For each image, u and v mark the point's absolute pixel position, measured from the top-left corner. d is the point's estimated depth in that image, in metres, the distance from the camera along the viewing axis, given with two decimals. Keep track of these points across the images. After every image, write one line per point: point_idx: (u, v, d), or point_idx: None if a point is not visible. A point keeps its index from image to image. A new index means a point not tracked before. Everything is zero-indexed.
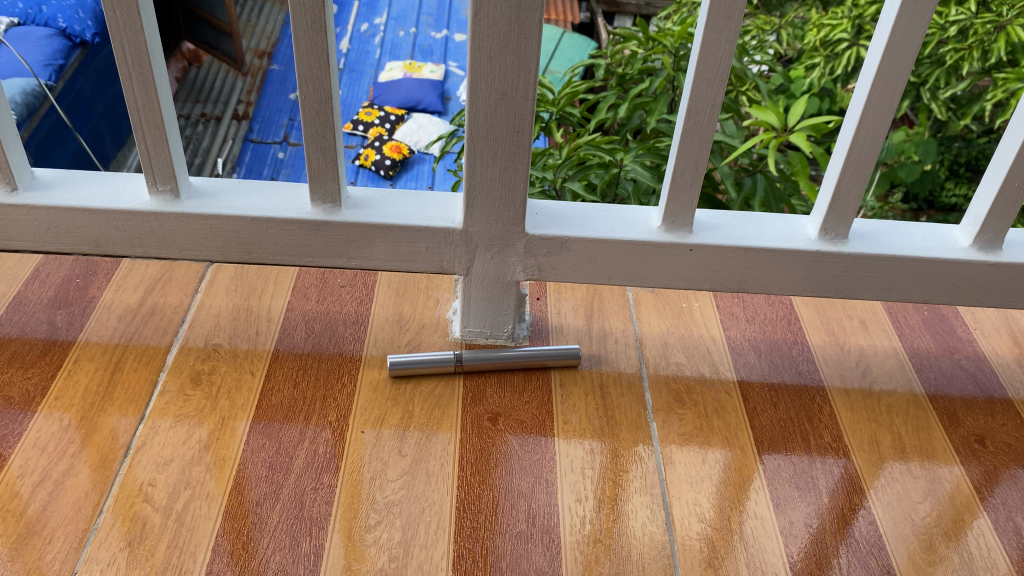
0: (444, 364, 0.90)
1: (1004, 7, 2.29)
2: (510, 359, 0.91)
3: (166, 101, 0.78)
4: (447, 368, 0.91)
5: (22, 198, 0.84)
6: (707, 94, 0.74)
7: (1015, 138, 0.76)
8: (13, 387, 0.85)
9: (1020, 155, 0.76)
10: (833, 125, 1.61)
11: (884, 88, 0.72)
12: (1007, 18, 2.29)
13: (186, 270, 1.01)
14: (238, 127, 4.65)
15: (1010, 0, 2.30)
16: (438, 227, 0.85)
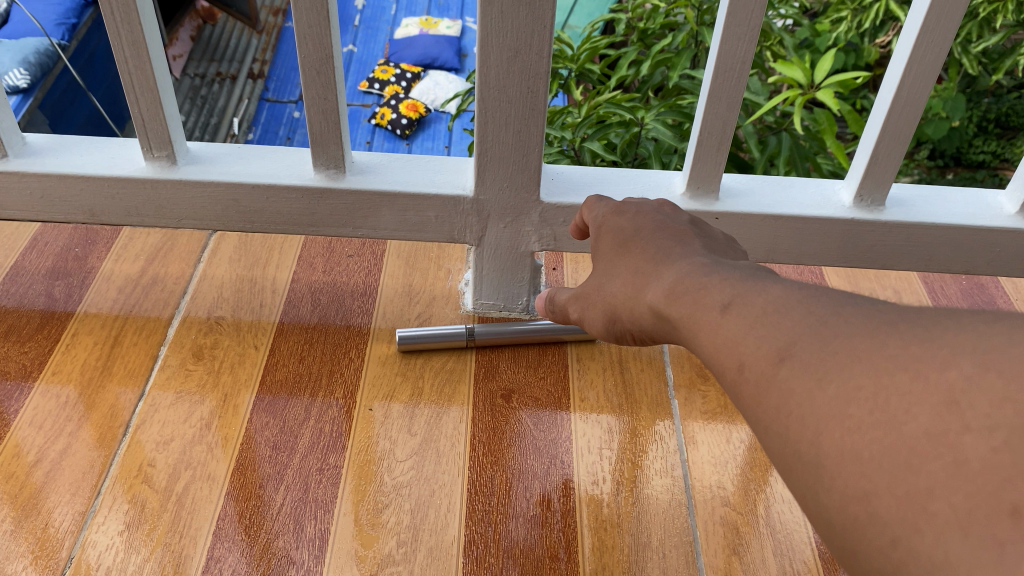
0: (455, 338, 0.86)
1: None
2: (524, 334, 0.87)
3: (159, 62, 0.74)
4: (458, 342, 0.87)
5: (12, 165, 0.80)
6: (737, 50, 0.68)
7: None
8: (9, 362, 0.82)
9: None
10: (862, 79, 1.53)
11: (930, 43, 0.66)
12: None
13: (189, 238, 0.97)
14: (253, 87, 4.60)
15: None
16: (447, 195, 0.80)
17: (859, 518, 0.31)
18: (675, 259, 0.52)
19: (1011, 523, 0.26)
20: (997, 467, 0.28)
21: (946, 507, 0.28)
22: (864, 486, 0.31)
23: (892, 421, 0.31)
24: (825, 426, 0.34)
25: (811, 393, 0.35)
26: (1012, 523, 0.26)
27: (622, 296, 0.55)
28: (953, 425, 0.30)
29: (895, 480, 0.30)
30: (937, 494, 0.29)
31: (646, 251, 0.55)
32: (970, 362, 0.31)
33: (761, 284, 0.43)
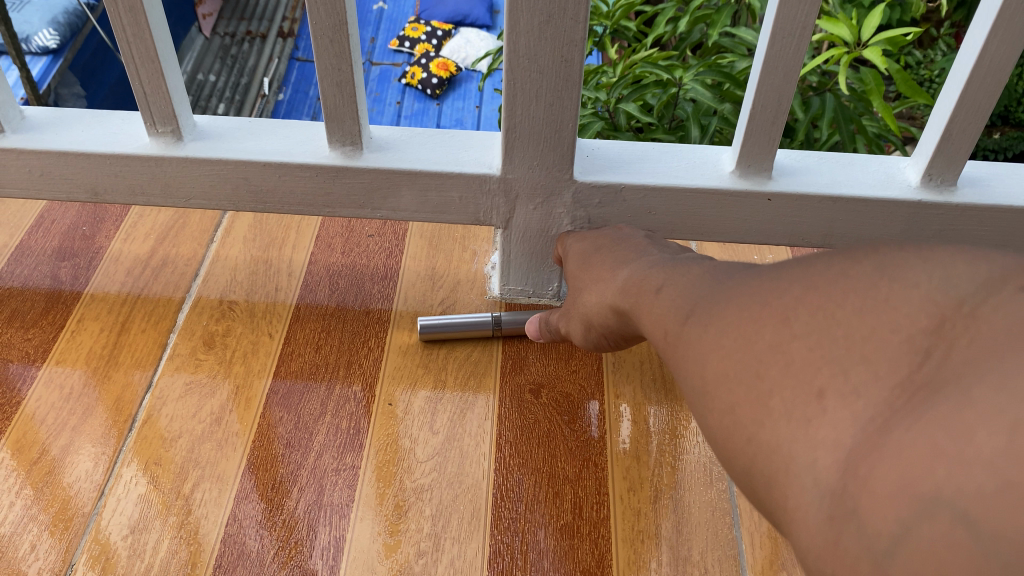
0: (481, 328, 0.80)
1: None
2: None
3: (160, 29, 0.68)
4: (484, 332, 0.81)
5: (9, 141, 0.75)
6: (798, 14, 0.60)
7: None
8: (12, 349, 0.78)
9: None
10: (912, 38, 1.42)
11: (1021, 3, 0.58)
12: None
13: (201, 216, 0.92)
14: (283, 46, 4.55)
15: None
16: (473, 174, 0.74)
17: (726, 424, 0.39)
18: (629, 264, 0.62)
19: (816, 402, 0.34)
20: (812, 360, 0.36)
21: (778, 401, 0.36)
22: (729, 399, 0.39)
23: (747, 340, 0.39)
24: (706, 355, 0.42)
25: (698, 334, 0.43)
26: (816, 402, 0.34)
27: (591, 301, 0.64)
28: (786, 334, 0.38)
29: (747, 390, 0.38)
30: (774, 392, 0.36)
31: (608, 259, 0.66)
32: (801, 286, 0.39)
33: (684, 270, 0.53)
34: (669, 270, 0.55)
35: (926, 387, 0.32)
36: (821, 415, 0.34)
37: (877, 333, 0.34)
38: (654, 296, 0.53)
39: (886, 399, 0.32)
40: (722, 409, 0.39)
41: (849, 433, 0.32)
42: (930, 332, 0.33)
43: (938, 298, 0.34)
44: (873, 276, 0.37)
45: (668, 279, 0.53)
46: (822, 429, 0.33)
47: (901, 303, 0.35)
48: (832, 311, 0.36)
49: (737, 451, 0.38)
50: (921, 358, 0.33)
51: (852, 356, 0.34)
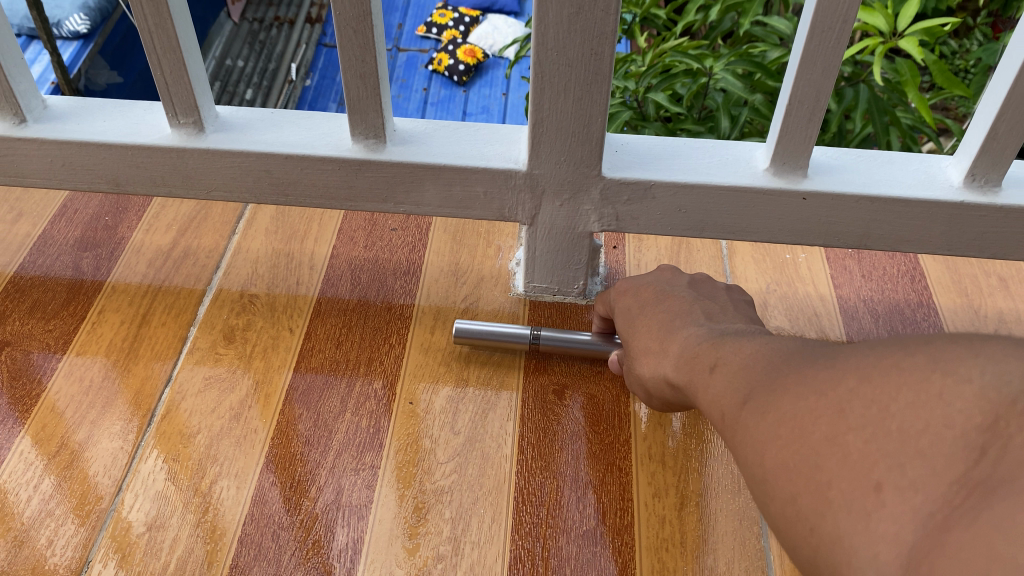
0: (518, 340, 0.77)
1: None
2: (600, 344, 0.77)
3: (181, 19, 0.67)
4: (521, 345, 0.78)
5: (32, 132, 0.75)
6: (839, 5, 0.57)
7: None
8: (32, 341, 0.78)
9: None
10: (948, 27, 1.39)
11: None
12: None
13: (224, 208, 0.91)
14: (310, 32, 4.57)
15: None
16: (498, 169, 0.72)
17: (790, 514, 0.36)
18: (684, 333, 0.59)
19: (875, 495, 0.32)
20: (869, 454, 0.33)
21: (839, 493, 0.34)
22: (789, 489, 0.36)
23: (805, 433, 0.37)
24: (766, 442, 0.39)
25: (759, 423, 0.41)
26: (875, 495, 0.32)
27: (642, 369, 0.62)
28: (842, 426, 0.35)
29: (807, 481, 0.36)
30: (834, 484, 0.34)
31: (657, 325, 0.63)
32: (856, 378, 0.36)
33: (742, 353, 0.49)
34: (736, 349, 0.51)
35: (983, 485, 0.29)
36: (879, 509, 0.31)
37: (932, 429, 0.32)
38: (710, 378, 0.50)
39: (945, 496, 0.30)
40: (784, 498, 0.37)
41: (910, 529, 0.30)
42: (984, 429, 0.30)
43: (991, 395, 0.31)
44: (926, 370, 0.34)
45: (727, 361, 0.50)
46: (883, 524, 0.31)
47: (956, 399, 0.32)
48: (886, 406, 0.34)
49: (799, 538, 0.35)
50: (977, 457, 0.30)
51: (907, 450, 0.32)
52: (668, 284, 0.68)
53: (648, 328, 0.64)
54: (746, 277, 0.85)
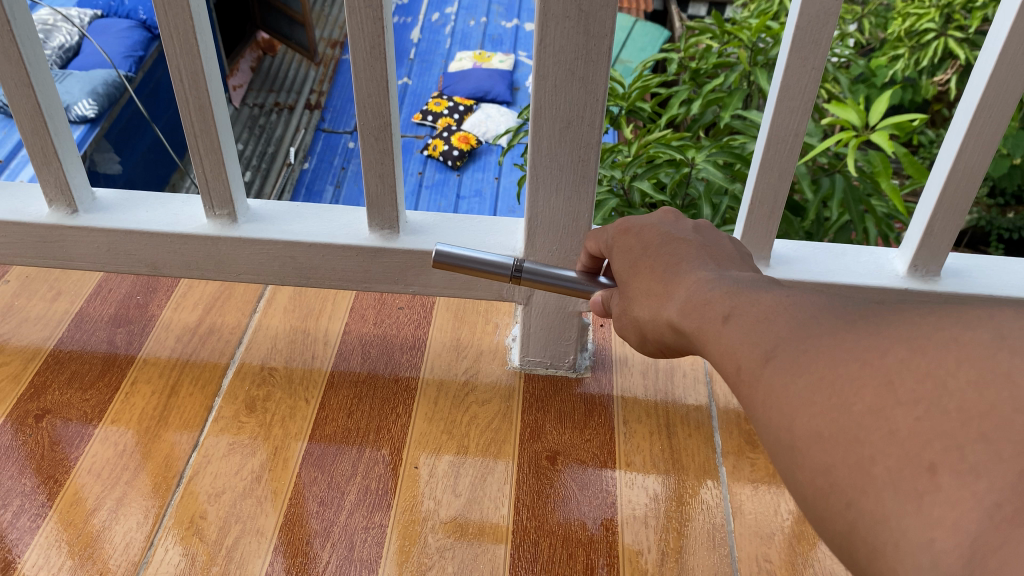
0: (499, 271, 0.66)
1: None
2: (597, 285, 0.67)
3: (224, 126, 0.77)
4: (502, 277, 0.66)
5: (82, 220, 0.84)
6: (790, 123, 0.68)
7: None
8: (71, 408, 0.85)
9: None
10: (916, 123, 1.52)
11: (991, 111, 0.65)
12: None
13: (245, 287, 1.00)
14: (311, 117, 4.78)
15: None
16: (497, 256, 0.81)
17: (820, 486, 0.34)
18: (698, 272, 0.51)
19: (929, 478, 0.30)
20: (920, 432, 0.32)
21: (883, 469, 0.32)
22: (824, 458, 0.34)
23: (843, 403, 0.35)
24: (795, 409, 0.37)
25: (785, 384, 0.38)
26: (929, 478, 0.30)
27: (642, 315, 0.53)
28: (890, 400, 0.33)
29: (844, 453, 0.34)
30: (877, 458, 0.32)
31: (659, 261, 0.54)
32: (906, 348, 0.34)
33: (755, 297, 0.45)
34: (736, 289, 0.46)
35: None
36: (934, 492, 0.30)
37: (999, 411, 0.30)
38: (722, 326, 0.45)
39: (1011, 484, 0.28)
40: (815, 469, 0.35)
41: (973, 518, 0.28)
42: None
43: None
44: (993, 347, 0.33)
45: (737, 305, 0.45)
46: (938, 508, 0.29)
47: None
48: (942, 381, 0.32)
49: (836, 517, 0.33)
50: None
51: (968, 431, 0.30)
52: (671, 225, 0.57)
53: (651, 273, 0.54)
54: None
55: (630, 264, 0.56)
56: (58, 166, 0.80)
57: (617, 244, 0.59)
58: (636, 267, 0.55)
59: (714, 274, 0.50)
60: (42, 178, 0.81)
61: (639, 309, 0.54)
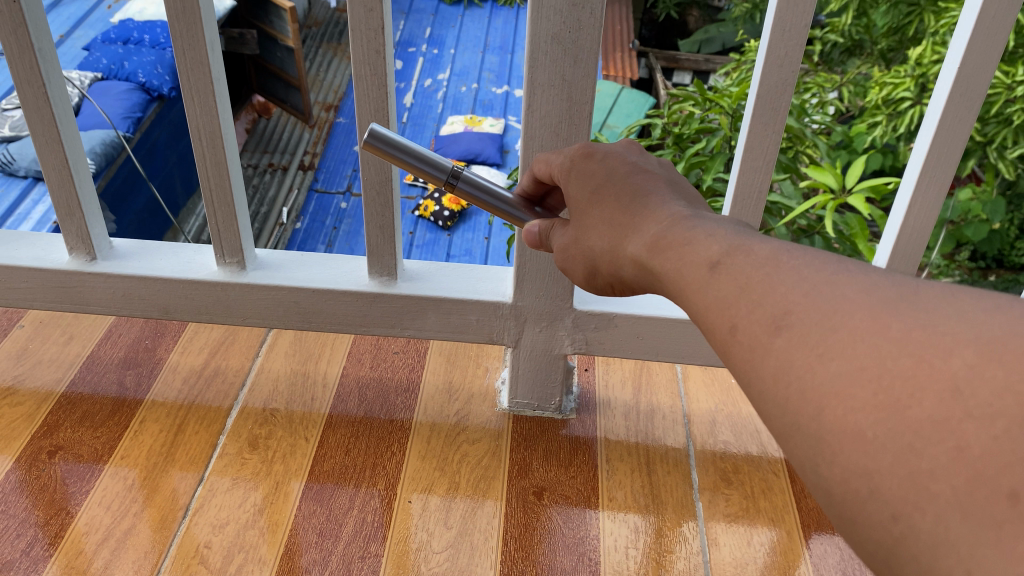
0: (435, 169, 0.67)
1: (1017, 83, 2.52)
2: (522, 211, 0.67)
3: (237, 180, 0.84)
4: (436, 176, 0.67)
5: (100, 267, 0.90)
6: (753, 181, 0.78)
7: None
8: (82, 446, 0.90)
9: None
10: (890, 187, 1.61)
11: (935, 170, 0.74)
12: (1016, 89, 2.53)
13: (249, 333, 1.05)
14: (304, 178, 4.89)
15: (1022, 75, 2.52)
16: (488, 301, 0.88)
17: (856, 490, 0.32)
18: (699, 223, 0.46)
19: (1009, 505, 0.28)
20: (999, 454, 0.29)
21: (948, 488, 0.30)
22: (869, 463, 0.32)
23: (896, 407, 0.32)
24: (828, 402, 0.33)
25: (812, 367, 0.34)
26: (1011, 505, 0.28)
27: (599, 245, 0.53)
28: (957, 410, 0.30)
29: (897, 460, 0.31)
30: (938, 475, 0.30)
31: (621, 197, 0.53)
32: (974, 352, 0.31)
33: (748, 247, 0.41)
34: (732, 242, 0.42)
35: None
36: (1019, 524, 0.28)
37: None
38: (708, 275, 0.41)
39: None
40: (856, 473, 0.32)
41: None
42: None
43: None
44: None
45: (727, 251, 0.41)
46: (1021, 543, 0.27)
47: None
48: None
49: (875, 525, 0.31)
50: None
51: None
52: (638, 156, 0.56)
53: (612, 202, 0.53)
54: (697, 398, 1.00)
55: (591, 191, 0.55)
56: (80, 216, 0.86)
57: (575, 168, 0.57)
58: (598, 195, 0.54)
59: (691, 217, 0.47)
60: (65, 228, 0.88)
61: (593, 240, 0.53)
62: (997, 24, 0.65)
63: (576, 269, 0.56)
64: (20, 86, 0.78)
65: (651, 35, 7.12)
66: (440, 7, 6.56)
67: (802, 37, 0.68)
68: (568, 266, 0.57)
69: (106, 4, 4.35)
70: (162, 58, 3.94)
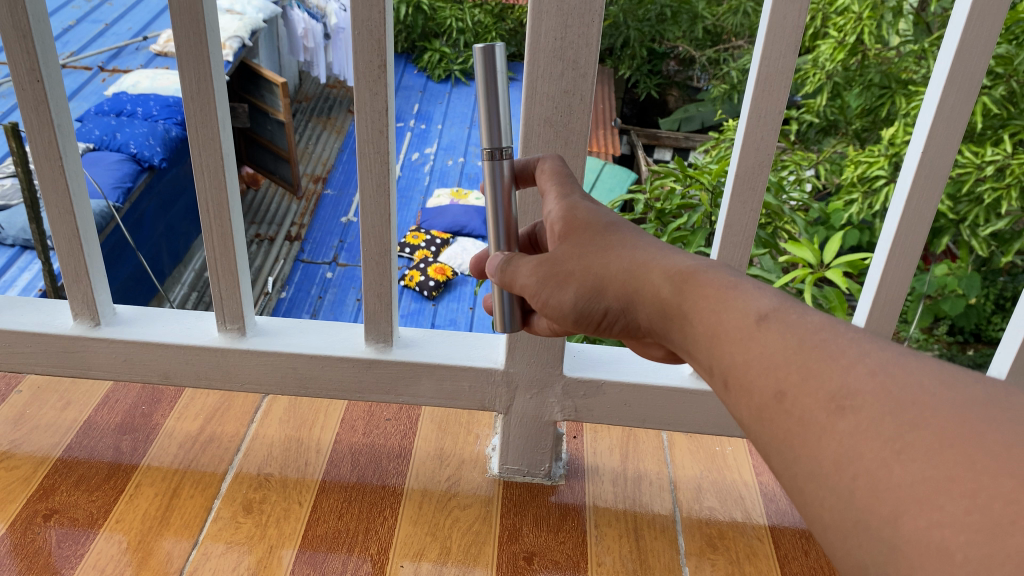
0: (489, 134, 0.66)
1: (987, 164, 2.62)
2: (506, 222, 0.70)
3: (241, 251, 0.88)
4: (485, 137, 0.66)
5: (103, 332, 0.92)
6: (735, 254, 0.84)
7: None
8: (77, 509, 0.91)
9: None
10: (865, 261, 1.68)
11: (906, 243, 0.80)
12: (986, 170, 2.63)
13: (244, 399, 1.07)
14: (290, 248, 4.96)
15: (991, 156, 2.63)
16: (481, 367, 0.91)
17: None
18: (746, 287, 0.49)
19: None
20: None
21: None
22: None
23: (995, 532, 0.33)
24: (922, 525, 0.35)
25: (888, 464, 0.37)
26: None
27: (614, 267, 0.56)
28: None
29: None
30: None
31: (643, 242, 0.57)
32: None
33: (795, 321, 0.45)
34: (776, 311, 0.46)
35: None
36: None
37: None
38: (756, 329, 0.46)
39: None
40: None
41: None
42: None
43: None
44: None
45: (774, 320, 0.45)
46: None
47: None
48: None
49: None
50: None
51: None
52: None
53: (622, 238, 0.58)
54: (683, 465, 1.02)
55: (604, 223, 0.59)
56: (87, 283, 0.89)
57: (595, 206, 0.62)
58: (611, 228, 0.59)
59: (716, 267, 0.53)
60: (71, 294, 0.90)
61: (608, 262, 0.57)
62: (954, 117, 0.72)
63: (565, 289, 0.59)
64: (38, 161, 0.82)
65: (631, 114, 7.35)
66: (427, 84, 6.76)
67: (776, 123, 0.75)
68: (551, 284, 0.60)
69: (100, 77, 4.45)
70: (155, 131, 3.95)
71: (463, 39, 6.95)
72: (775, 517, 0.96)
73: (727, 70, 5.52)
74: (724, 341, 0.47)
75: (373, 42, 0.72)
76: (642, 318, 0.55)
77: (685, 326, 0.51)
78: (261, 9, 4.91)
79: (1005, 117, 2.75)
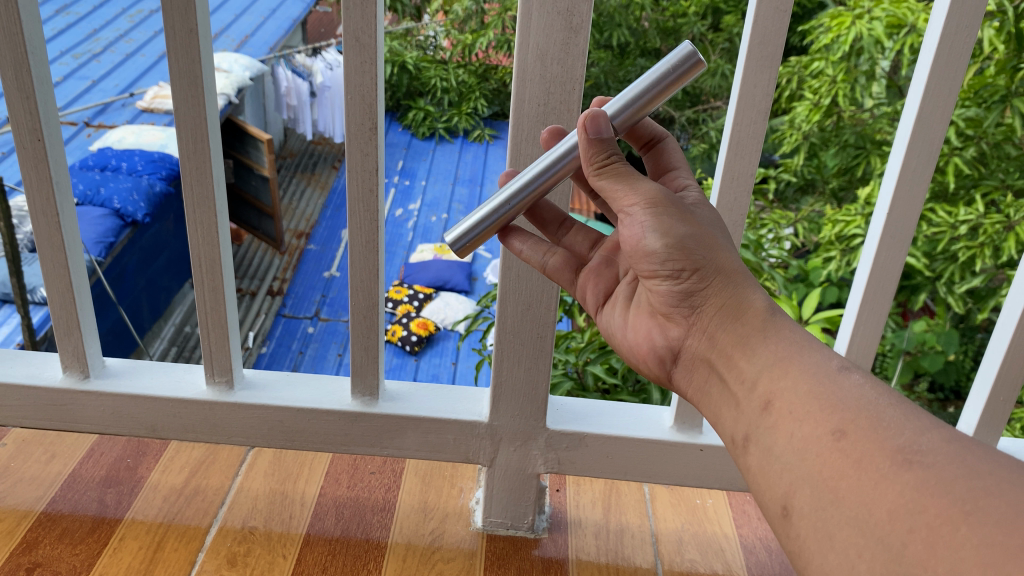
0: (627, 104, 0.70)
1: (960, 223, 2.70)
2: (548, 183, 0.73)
3: (231, 305, 0.90)
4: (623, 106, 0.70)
5: (92, 385, 0.94)
6: None
7: (1004, 339, 0.85)
8: (60, 563, 0.91)
9: (1008, 355, 0.84)
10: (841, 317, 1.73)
11: (875, 298, 0.84)
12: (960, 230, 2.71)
13: (229, 453, 1.08)
14: (271, 303, 4.96)
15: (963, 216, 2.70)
16: (466, 420, 0.93)
17: None
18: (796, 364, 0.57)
19: None
20: None
21: None
22: None
23: None
24: None
25: (955, 524, 0.44)
26: None
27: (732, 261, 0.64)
28: None
29: None
30: None
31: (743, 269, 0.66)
32: None
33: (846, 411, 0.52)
34: (827, 394, 0.54)
35: None
36: None
37: None
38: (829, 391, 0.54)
39: None
40: None
41: None
42: None
43: None
44: None
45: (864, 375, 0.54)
46: None
47: None
48: None
49: None
50: None
51: None
52: None
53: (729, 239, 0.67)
54: (665, 517, 1.03)
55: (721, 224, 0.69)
56: (77, 335, 0.90)
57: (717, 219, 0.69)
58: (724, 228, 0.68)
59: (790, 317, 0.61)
60: (62, 346, 0.92)
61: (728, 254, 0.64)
62: (916, 180, 0.77)
63: (677, 226, 0.63)
64: (35, 216, 0.84)
65: None
66: (411, 142, 6.84)
67: (748, 184, 0.79)
68: (675, 214, 0.63)
69: (85, 132, 4.48)
70: (139, 185, 3.97)
71: (447, 98, 7.05)
72: (756, 568, 0.97)
73: (707, 130, 5.66)
74: (789, 383, 0.56)
75: (365, 106, 0.75)
76: (705, 306, 0.63)
77: (759, 344, 0.60)
78: (248, 67, 4.98)
79: (976, 176, 2.82)
